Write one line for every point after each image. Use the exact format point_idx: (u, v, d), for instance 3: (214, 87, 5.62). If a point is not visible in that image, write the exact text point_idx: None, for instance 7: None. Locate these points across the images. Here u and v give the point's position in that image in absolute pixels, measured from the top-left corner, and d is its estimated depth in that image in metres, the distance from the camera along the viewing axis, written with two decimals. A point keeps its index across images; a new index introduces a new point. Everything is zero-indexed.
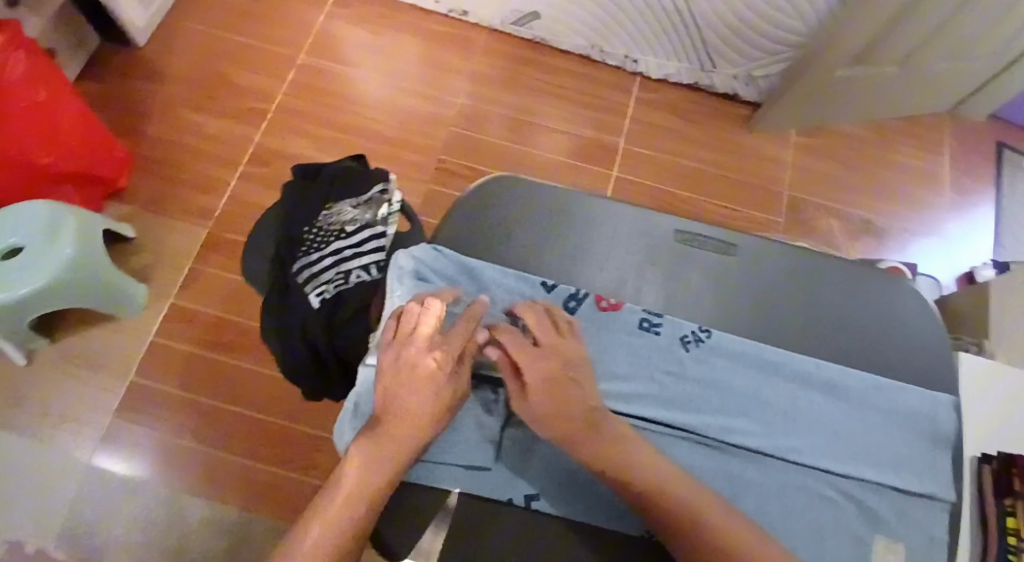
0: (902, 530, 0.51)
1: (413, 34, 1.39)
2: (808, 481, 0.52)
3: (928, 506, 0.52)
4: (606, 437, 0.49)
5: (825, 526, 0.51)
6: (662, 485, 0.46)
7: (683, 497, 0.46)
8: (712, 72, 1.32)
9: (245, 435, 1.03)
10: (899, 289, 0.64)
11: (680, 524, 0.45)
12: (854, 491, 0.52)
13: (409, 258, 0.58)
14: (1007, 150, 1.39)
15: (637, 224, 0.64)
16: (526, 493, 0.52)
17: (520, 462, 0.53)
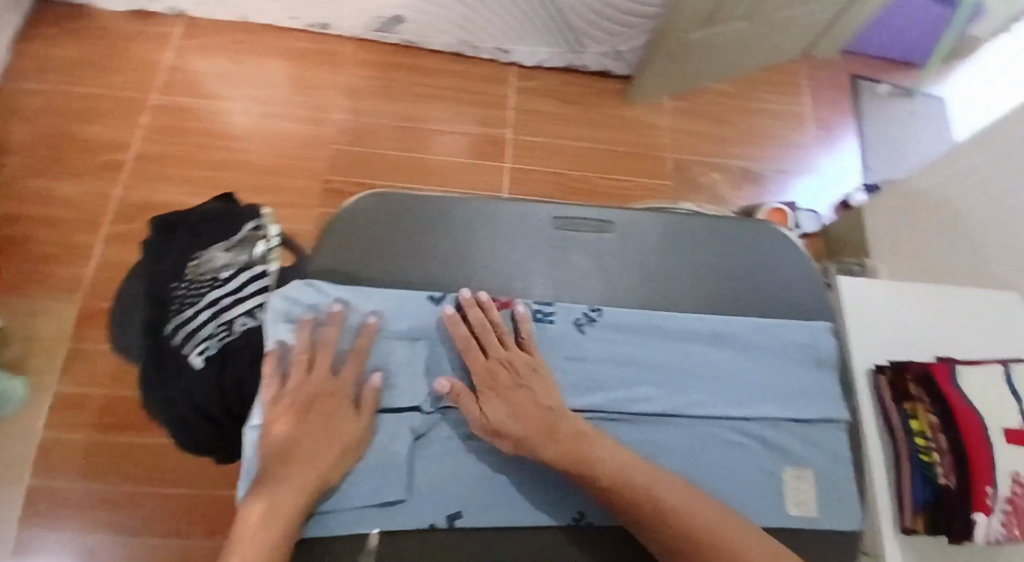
0: (805, 454, 0.55)
1: (274, 56, 1.32)
2: (715, 430, 0.55)
3: (825, 428, 0.57)
4: (569, 437, 0.49)
5: (736, 468, 0.54)
6: (626, 477, 0.47)
7: (646, 486, 0.47)
8: (582, 53, 1.33)
9: (166, 513, 0.95)
10: (767, 234, 0.65)
11: (652, 517, 0.46)
12: (757, 431, 0.56)
13: (277, 300, 0.54)
14: (859, 81, 1.50)
15: (512, 217, 0.63)
16: (447, 514, 0.50)
17: (437, 483, 0.51)
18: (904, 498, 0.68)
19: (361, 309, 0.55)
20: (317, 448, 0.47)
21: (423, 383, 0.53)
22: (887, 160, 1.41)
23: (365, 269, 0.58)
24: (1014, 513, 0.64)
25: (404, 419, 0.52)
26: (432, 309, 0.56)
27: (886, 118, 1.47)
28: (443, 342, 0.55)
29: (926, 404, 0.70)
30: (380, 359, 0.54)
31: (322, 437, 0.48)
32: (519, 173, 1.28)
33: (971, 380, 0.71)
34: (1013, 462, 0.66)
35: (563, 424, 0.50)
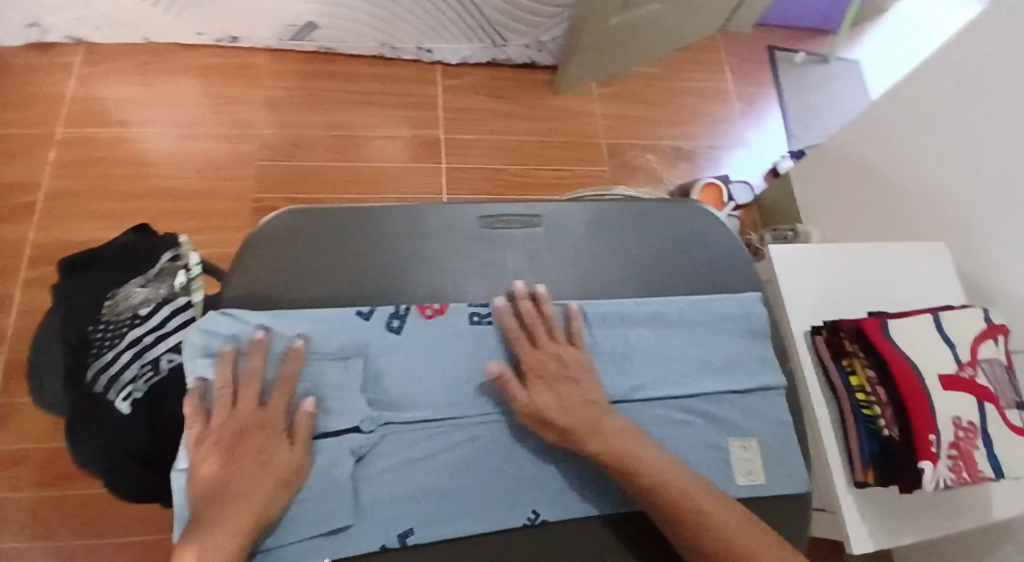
0: (747, 424, 0.57)
1: (186, 75, 1.26)
2: (661, 411, 0.55)
3: (766, 396, 0.58)
4: (611, 434, 0.49)
5: (683, 446, 0.54)
6: (659, 476, 0.47)
7: (675, 486, 0.47)
8: (505, 46, 1.33)
9: None
10: (693, 212, 0.66)
11: (678, 515, 0.46)
12: (701, 407, 0.56)
13: (196, 336, 0.52)
14: (777, 52, 1.55)
15: (438, 220, 0.61)
16: (399, 532, 0.48)
17: (385, 502, 0.49)
18: (853, 453, 0.71)
19: (286, 333, 0.53)
20: (250, 485, 0.45)
21: (358, 401, 0.52)
22: (810, 126, 1.47)
23: (289, 291, 0.56)
24: (958, 457, 0.67)
25: (343, 442, 0.50)
26: (362, 325, 0.55)
27: (805, 86, 1.52)
28: (376, 357, 0.54)
29: (863, 359, 0.72)
30: (312, 382, 0.52)
31: (255, 471, 0.46)
32: (456, 172, 1.26)
33: (904, 331, 0.73)
34: (951, 408, 0.69)
35: (606, 422, 0.50)
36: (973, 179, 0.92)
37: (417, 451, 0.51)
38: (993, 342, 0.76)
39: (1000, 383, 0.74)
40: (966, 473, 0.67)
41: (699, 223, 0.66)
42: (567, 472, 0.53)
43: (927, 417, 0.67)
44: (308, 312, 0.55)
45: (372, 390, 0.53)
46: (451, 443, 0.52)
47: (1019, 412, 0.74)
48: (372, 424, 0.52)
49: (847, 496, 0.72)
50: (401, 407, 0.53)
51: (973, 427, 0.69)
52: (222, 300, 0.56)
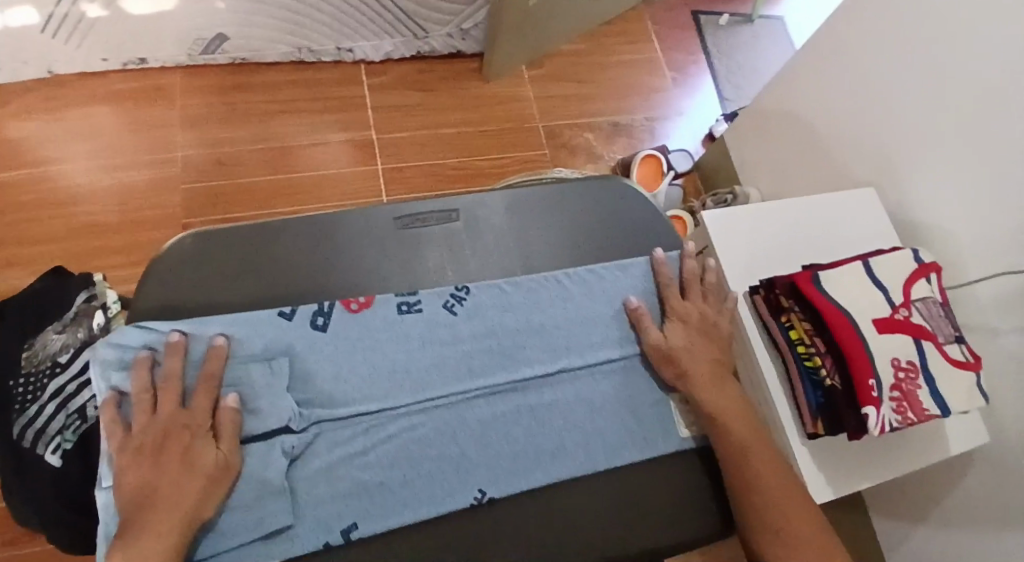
0: None
1: (95, 103, 1.19)
2: (583, 374, 0.62)
3: None
4: (720, 391, 0.59)
5: (607, 401, 0.61)
6: (746, 445, 0.56)
7: (757, 457, 0.56)
8: (428, 38, 1.30)
9: None
10: (610, 186, 0.71)
11: (750, 480, 0.54)
12: (624, 365, 0.63)
13: (104, 351, 0.51)
14: (701, 16, 1.55)
15: (358, 222, 0.62)
16: (342, 529, 0.50)
17: (327, 492, 0.51)
18: (801, 407, 0.72)
19: (205, 339, 0.53)
20: (177, 490, 0.44)
21: (286, 401, 0.52)
22: (741, 86, 1.48)
23: (206, 301, 0.56)
24: (901, 398, 0.68)
25: (274, 443, 0.51)
26: (286, 325, 0.56)
27: (732, 47, 1.53)
28: (303, 357, 0.55)
29: (799, 313, 0.73)
30: (233, 381, 0.52)
31: (180, 473, 0.45)
32: (394, 172, 1.23)
33: (837, 280, 0.74)
34: (888, 350, 0.70)
35: (723, 381, 0.60)
36: (891, 122, 0.95)
37: (356, 445, 0.53)
38: (926, 281, 0.77)
39: (936, 320, 0.75)
40: (911, 413, 0.68)
41: (618, 196, 0.71)
42: (511, 446, 0.57)
43: (864, 358, 0.68)
44: (226, 318, 0.55)
45: (299, 389, 0.54)
46: (389, 434, 0.54)
47: (958, 345, 0.75)
48: (303, 421, 0.53)
49: (800, 448, 0.74)
50: (333, 404, 0.54)
51: (912, 367, 0.70)
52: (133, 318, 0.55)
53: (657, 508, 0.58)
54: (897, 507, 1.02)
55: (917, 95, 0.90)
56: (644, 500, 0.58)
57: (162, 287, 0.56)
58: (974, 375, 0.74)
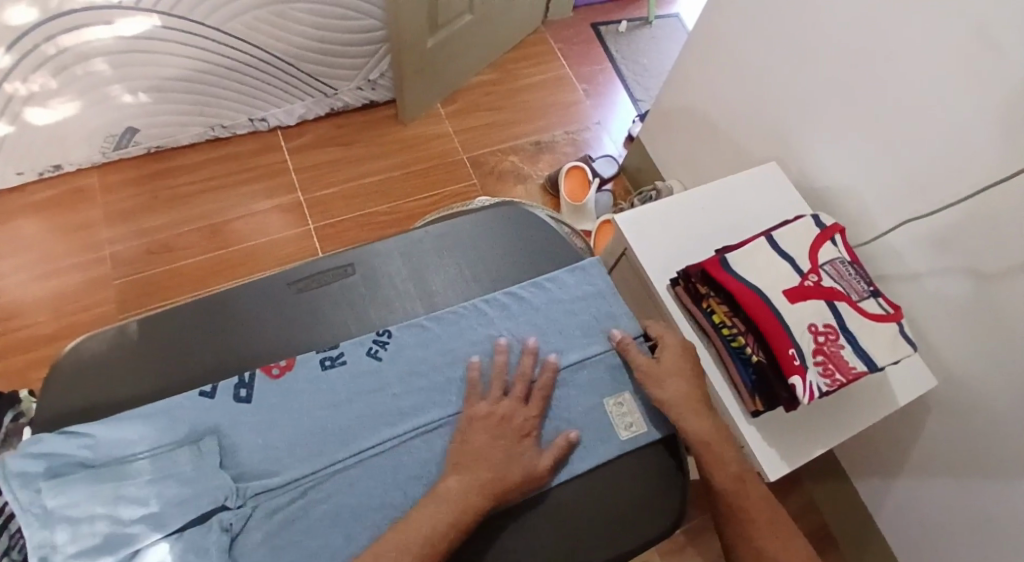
0: (613, 384, 0.67)
1: (14, 215, 1.18)
2: None
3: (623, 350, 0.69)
4: (706, 422, 0.61)
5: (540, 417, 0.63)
6: (735, 487, 0.58)
7: (749, 493, 0.58)
8: (337, 95, 1.34)
9: None
10: (506, 216, 0.77)
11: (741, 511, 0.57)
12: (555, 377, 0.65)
13: (24, 463, 0.49)
14: (601, 28, 1.61)
15: (260, 293, 0.65)
16: None
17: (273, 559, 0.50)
18: (739, 387, 0.74)
19: (127, 437, 0.54)
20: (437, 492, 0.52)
21: (220, 476, 0.52)
22: (650, 87, 1.53)
23: (115, 397, 0.58)
24: (826, 361, 0.70)
25: (211, 523, 0.50)
26: (208, 404, 0.57)
27: (635, 51, 1.59)
28: (230, 433, 0.56)
29: (715, 297, 0.76)
30: (161, 473, 0.51)
31: None
32: (327, 229, 1.24)
33: (742, 261, 0.77)
34: (802, 317, 0.72)
35: (712, 411, 0.63)
36: (777, 98, 1.00)
37: (296, 508, 0.53)
38: (831, 243, 0.81)
39: (846, 279, 0.78)
40: (839, 373, 0.69)
41: (515, 220, 0.76)
42: None
43: (778, 330, 0.70)
44: (143, 412, 0.56)
45: (232, 465, 0.54)
46: (326, 495, 0.54)
47: (874, 300, 0.78)
48: (240, 498, 0.52)
49: (748, 427, 0.75)
50: (268, 474, 0.54)
51: (831, 329, 0.72)
52: (39, 426, 0.56)
53: (604, 514, 0.60)
54: (869, 464, 1.03)
55: (793, 70, 0.95)
56: (588, 510, 0.60)
57: (68, 389, 0.57)
58: (896, 325, 0.76)
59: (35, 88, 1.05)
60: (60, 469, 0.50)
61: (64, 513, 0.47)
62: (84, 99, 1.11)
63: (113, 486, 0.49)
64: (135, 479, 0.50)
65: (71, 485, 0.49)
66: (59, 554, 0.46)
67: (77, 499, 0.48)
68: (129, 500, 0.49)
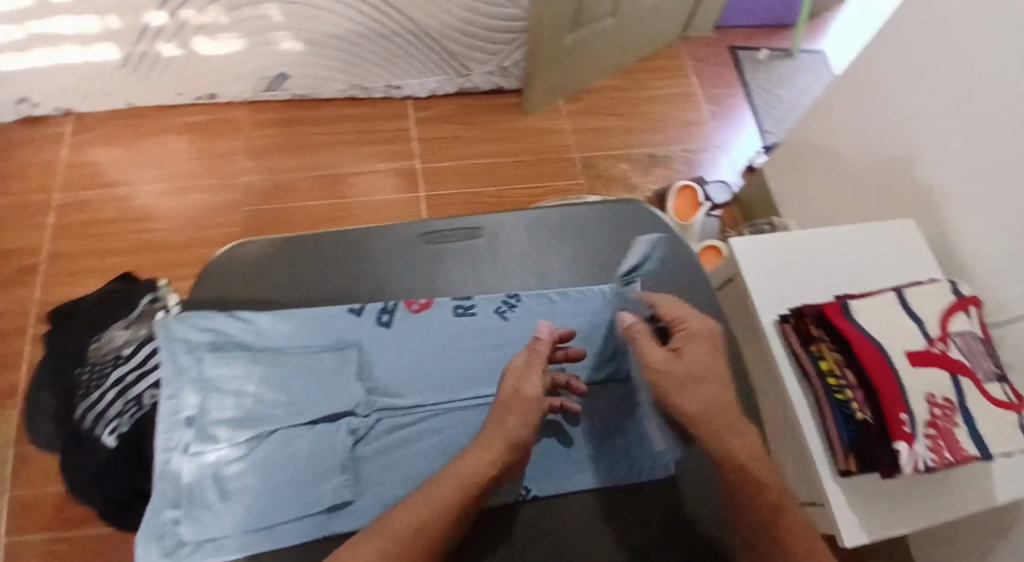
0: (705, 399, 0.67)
1: (171, 133, 1.31)
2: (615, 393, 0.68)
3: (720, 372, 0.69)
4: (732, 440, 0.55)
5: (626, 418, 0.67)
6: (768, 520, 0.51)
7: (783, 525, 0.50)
8: (470, 76, 1.39)
9: None
10: (634, 213, 0.74)
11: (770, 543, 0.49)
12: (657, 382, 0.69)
13: (195, 332, 0.55)
14: (740, 52, 1.58)
15: (391, 236, 0.67)
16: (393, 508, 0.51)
17: (384, 473, 0.54)
18: (833, 440, 0.70)
19: (283, 330, 0.58)
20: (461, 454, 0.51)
21: (355, 386, 0.56)
22: (779, 119, 1.48)
23: (249, 301, 0.62)
24: (937, 436, 0.66)
25: (340, 424, 0.54)
26: (354, 320, 0.60)
27: (771, 80, 1.54)
28: (368, 350, 0.59)
29: (828, 343, 0.73)
30: (307, 370, 0.56)
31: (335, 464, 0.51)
32: (435, 199, 1.30)
33: (866, 311, 0.74)
34: (920, 384, 0.68)
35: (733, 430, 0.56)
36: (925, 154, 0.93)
37: (413, 432, 0.56)
38: (964, 316, 0.75)
39: (975, 356, 0.73)
40: (948, 452, 0.65)
41: (646, 220, 0.74)
42: None
43: (894, 389, 0.67)
44: (297, 315, 0.59)
45: (367, 378, 0.58)
46: (441, 427, 0.56)
47: (1000, 385, 0.72)
48: (367, 408, 0.56)
49: (833, 485, 0.71)
50: (395, 394, 0.58)
51: (950, 403, 0.68)
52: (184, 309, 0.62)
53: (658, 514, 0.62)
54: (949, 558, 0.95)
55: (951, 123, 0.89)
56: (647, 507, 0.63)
57: (213, 285, 0.62)
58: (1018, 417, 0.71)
59: (206, 20, 1.16)
60: (220, 345, 0.56)
61: (222, 384, 0.53)
62: (248, 39, 1.21)
63: (267, 372, 0.55)
64: (286, 369, 0.55)
65: (232, 360, 0.54)
66: (207, 417, 0.52)
67: (235, 374, 0.54)
68: (276, 385, 0.54)
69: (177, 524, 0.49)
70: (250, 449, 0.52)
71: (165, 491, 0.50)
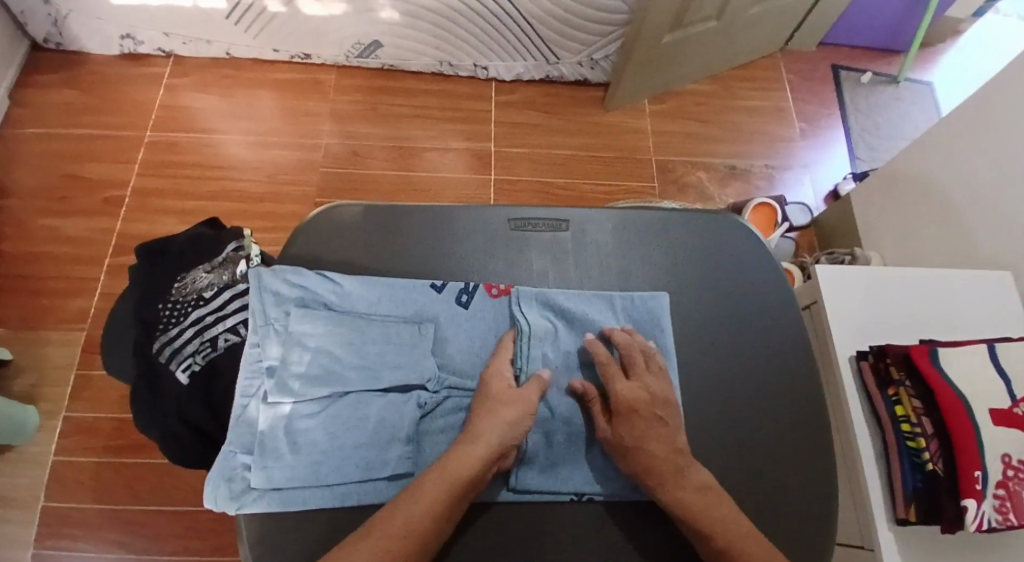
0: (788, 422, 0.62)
1: (262, 88, 1.35)
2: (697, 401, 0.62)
3: None
4: (690, 490, 0.51)
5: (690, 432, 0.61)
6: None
7: None
8: (558, 64, 1.37)
9: (156, 545, 0.95)
10: (730, 224, 0.70)
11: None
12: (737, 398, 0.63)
13: (283, 286, 0.57)
14: (842, 71, 1.51)
15: (479, 218, 0.67)
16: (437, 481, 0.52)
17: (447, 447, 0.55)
18: (895, 486, 0.67)
19: (367, 297, 0.59)
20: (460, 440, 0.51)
21: (428, 360, 0.57)
22: (873, 147, 1.41)
23: (338, 263, 0.63)
24: (1006, 497, 0.62)
25: (410, 397, 0.55)
26: (435, 296, 0.61)
27: (870, 105, 1.47)
28: (445, 327, 0.60)
29: (909, 387, 0.69)
30: (385, 338, 0.57)
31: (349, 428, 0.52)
32: (504, 184, 1.29)
33: (955, 360, 0.69)
34: (999, 444, 0.64)
35: (692, 473, 0.52)
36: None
37: None
38: None
39: None
40: (1014, 515, 0.62)
41: (741, 233, 0.70)
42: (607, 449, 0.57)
43: (973, 448, 0.63)
44: (382, 283, 0.60)
45: (440, 355, 0.59)
46: None
47: None
48: (438, 385, 0.57)
49: (886, 531, 0.67)
50: (465, 375, 0.58)
51: None
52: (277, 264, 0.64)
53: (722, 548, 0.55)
54: None
55: None
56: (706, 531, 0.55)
57: (305, 243, 0.64)
58: None
59: None
60: (308, 302, 0.57)
61: (303, 340, 0.55)
62: (350, 4, 1.22)
63: (347, 335, 0.56)
64: (366, 334, 0.57)
65: (316, 319, 0.56)
66: (285, 370, 0.54)
67: (317, 332, 0.56)
68: (354, 348, 0.56)
69: (247, 469, 0.51)
70: (323, 407, 0.53)
71: (241, 435, 0.53)
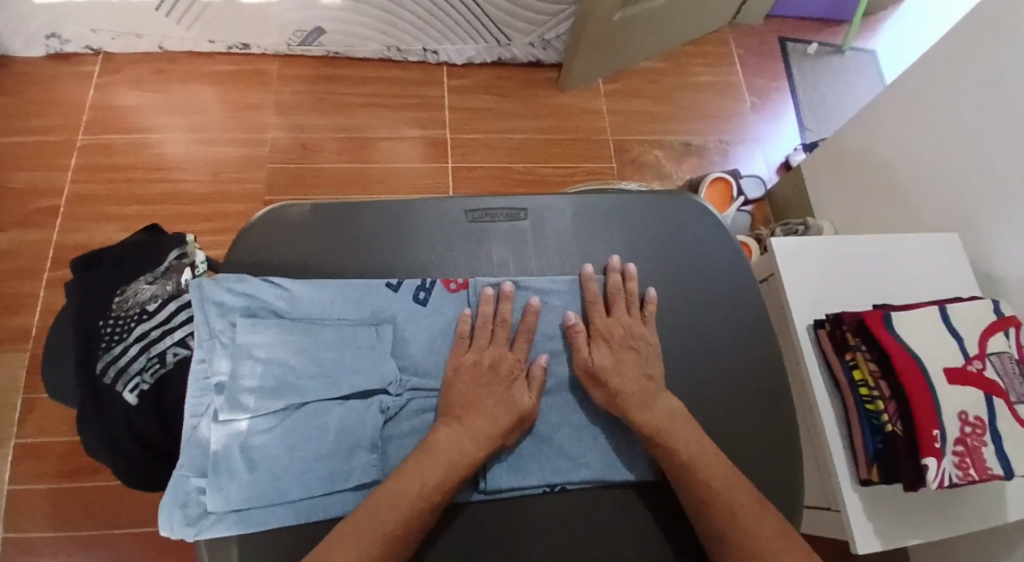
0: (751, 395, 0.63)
1: (200, 82, 1.28)
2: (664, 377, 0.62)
3: None
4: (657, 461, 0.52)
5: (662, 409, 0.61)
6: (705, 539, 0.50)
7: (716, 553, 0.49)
8: (510, 46, 1.34)
9: None
10: (688, 203, 0.70)
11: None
12: None
13: (227, 295, 0.54)
14: (789, 43, 1.53)
15: (433, 212, 0.65)
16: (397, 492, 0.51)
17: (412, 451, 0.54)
18: (857, 449, 0.69)
19: (319, 300, 0.57)
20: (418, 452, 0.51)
21: (388, 363, 0.55)
22: (820, 117, 1.44)
23: (287, 268, 0.61)
24: (965, 453, 0.65)
25: (372, 401, 0.54)
26: (392, 296, 0.59)
27: (817, 76, 1.49)
28: (404, 327, 0.58)
29: (865, 351, 0.71)
30: (341, 342, 0.55)
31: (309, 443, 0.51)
32: (462, 171, 1.27)
33: (909, 324, 0.71)
34: (955, 402, 0.66)
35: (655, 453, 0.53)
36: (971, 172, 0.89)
37: None
38: (1003, 334, 0.71)
39: (1010, 379, 0.70)
40: (974, 470, 0.64)
41: (700, 212, 0.69)
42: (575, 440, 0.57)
43: (931, 410, 0.65)
44: (336, 284, 0.58)
45: (401, 356, 0.57)
46: None
47: None
48: (399, 387, 0.56)
49: (851, 493, 0.70)
50: (427, 374, 0.57)
51: (980, 422, 0.66)
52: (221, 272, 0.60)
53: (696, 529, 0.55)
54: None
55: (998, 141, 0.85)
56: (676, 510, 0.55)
57: (251, 248, 0.61)
58: None
59: None
60: (255, 310, 0.55)
61: (252, 351, 0.53)
62: None
63: (300, 342, 0.54)
64: (321, 340, 0.55)
65: (265, 328, 0.54)
66: (235, 385, 0.51)
67: (268, 342, 0.53)
68: (308, 355, 0.54)
69: (203, 493, 0.49)
70: (279, 421, 0.51)
71: (193, 458, 0.50)
